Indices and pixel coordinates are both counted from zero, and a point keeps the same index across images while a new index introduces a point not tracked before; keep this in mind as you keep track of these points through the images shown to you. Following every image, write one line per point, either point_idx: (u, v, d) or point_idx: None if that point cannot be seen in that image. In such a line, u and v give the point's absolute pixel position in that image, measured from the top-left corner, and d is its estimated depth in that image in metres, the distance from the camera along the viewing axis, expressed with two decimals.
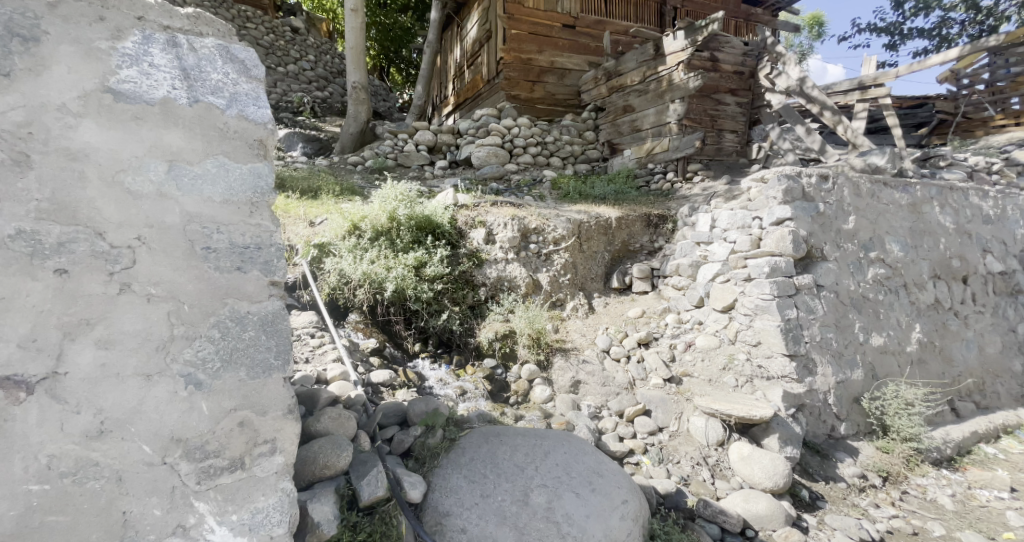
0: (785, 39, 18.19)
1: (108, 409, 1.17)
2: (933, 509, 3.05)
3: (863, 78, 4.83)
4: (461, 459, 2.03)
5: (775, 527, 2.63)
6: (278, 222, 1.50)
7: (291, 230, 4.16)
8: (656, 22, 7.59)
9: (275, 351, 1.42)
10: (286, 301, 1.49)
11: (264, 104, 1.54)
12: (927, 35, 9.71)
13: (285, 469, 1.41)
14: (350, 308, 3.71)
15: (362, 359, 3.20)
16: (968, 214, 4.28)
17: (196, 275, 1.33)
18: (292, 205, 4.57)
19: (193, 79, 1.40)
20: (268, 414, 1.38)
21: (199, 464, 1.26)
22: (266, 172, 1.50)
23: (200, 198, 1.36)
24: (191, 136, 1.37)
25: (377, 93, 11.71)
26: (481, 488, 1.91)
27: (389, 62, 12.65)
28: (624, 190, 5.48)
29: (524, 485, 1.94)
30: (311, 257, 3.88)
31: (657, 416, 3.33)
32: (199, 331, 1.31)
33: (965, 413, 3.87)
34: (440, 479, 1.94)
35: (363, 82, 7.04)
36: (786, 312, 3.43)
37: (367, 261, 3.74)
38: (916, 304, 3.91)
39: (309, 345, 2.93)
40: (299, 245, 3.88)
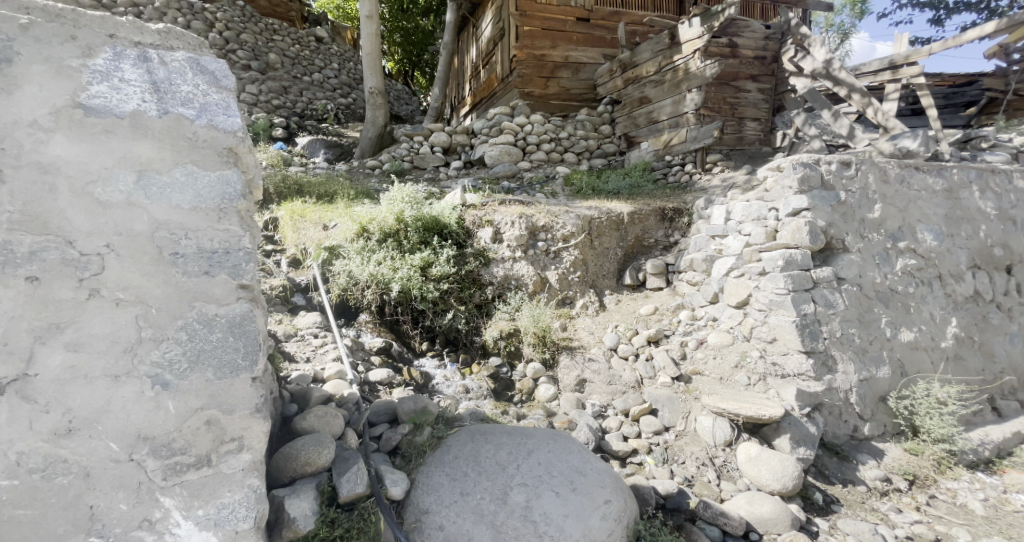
0: (825, 20, 17.24)
1: (76, 408, 1.25)
2: (961, 515, 2.89)
3: (894, 57, 4.56)
4: (445, 458, 2.04)
5: (780, 530, 2.58)
6: (247, 227, 1.52)
7: (303, 234, 4.36)
8: (674, 11, 7.40)
9: (242, 352, 1.45)
10: (255, 303, 1.51)
11: (234, 113, 1.57)
12: (974, 8, 8.99)
13: (253, 466, 1.42)
14: (361, 308, 3.87)
15: (363, 358, 3.28)
16: (1012, 198, 3.95)
17: (164, 279, 1.38)
18: (308, 209, 4.73)
19: (162, 92, 1.44)
20: (235, 412, 1.41)
21: (166, 461, 1.32)
22: (235, 179, 1.53)
23: (168, 205, 1.41)
24: (161, 147, 1.42)
25: (400, 97, 11.96)
26: (461, 486, 1.92)
27: (413, 67, 12.92)
28: (640, 184, 5.36)
29: (503, 484, 1.93)
30: (322, 259, 4.06)
31: (663, 415, 3.28)
32: (167, 334, 1.37)
33: (1008, 413, 3.59)
34: (423, 477, 1.96)
35: (380, 87, 7.19)
36: (803, 307, 3.28)
37: (375, 262, 3.86)
38: (952, 296, 3.63)
39: (311, 345, 3.05)
40: (311, 249, 4.09)
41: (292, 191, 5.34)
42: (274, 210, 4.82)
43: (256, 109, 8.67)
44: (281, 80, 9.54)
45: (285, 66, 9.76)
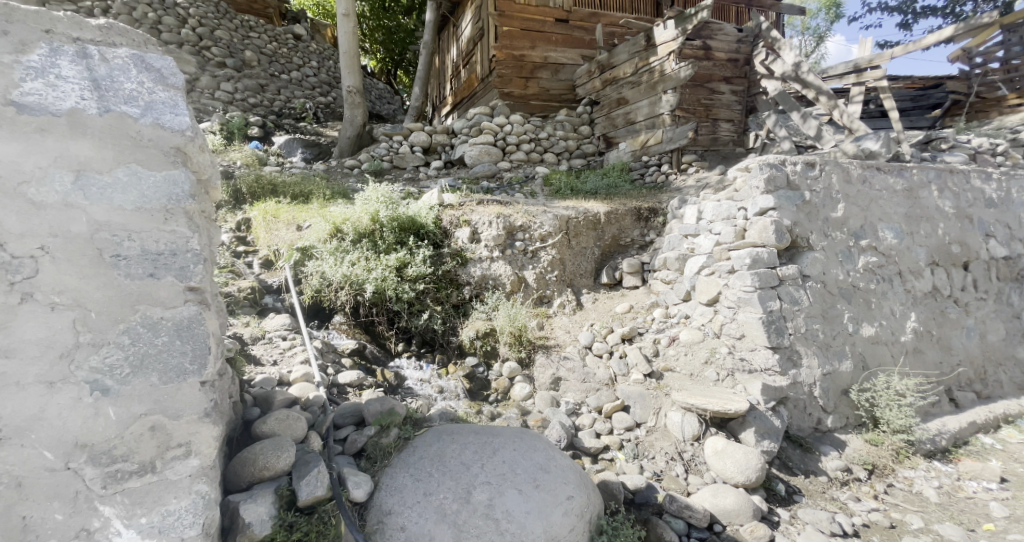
0: (801, 23, 17.53)
1: (7, 417, 1.27)
2: (916, 502, 3.04)
3: (858, 61, 4.70)
4: (410, 459, 2.09)
5: (742, 521, 2.71)
6: (195, 228, 1.56)
7: (276, 236, 4.44)
8: (652, 13, 7.51)
9: (190, 356, 1.49)
10: (204, 306, 1.55)
11: (183, 111, 1.62)
12: (940, 12, 9.27)
13: (201, 472, 1.47)
14: (335, 310, 3.96)
15: (334, 360, 3.31)
16: (969, 197, 4.10)
17: (104, 282, 1.41)
18: (281, 210, 4.80)
19: (104, 89, 1.47)
20: (182, 417, 1.45)
21: (105, 469, 1.35)
22: (182, 179, 1.57)
23: (109, 206, 1.44)
24: (101, 146, 1.45)
25: (382, 96, 11.91)
26: (425, 486, 1.96)
27: (395, 66, 12.90)
28: (617, 184, 5.43)
29: (467, 483, 1.99)
30: (294, 260, 4.12)
31: (635, 412, 3.36)
32: (107, 338, 1.40)
33: (964, 404, 3.73)
34: (387, 479, 2.01)
35: (358, 86, 7.16)
36: (769, 303, 3.37)
37: (348, 263, 3.91)
38: (912, 292, 3.77)
39: (279, 347, 3.12)
40: (283, 250, 4.17)
41: (266, 191, 5.33)
42: (247, 211, 4.93)
43: (232, 107, 8.57)
44: (258, 78, 9.44)
45: (262, 64, 9.66)
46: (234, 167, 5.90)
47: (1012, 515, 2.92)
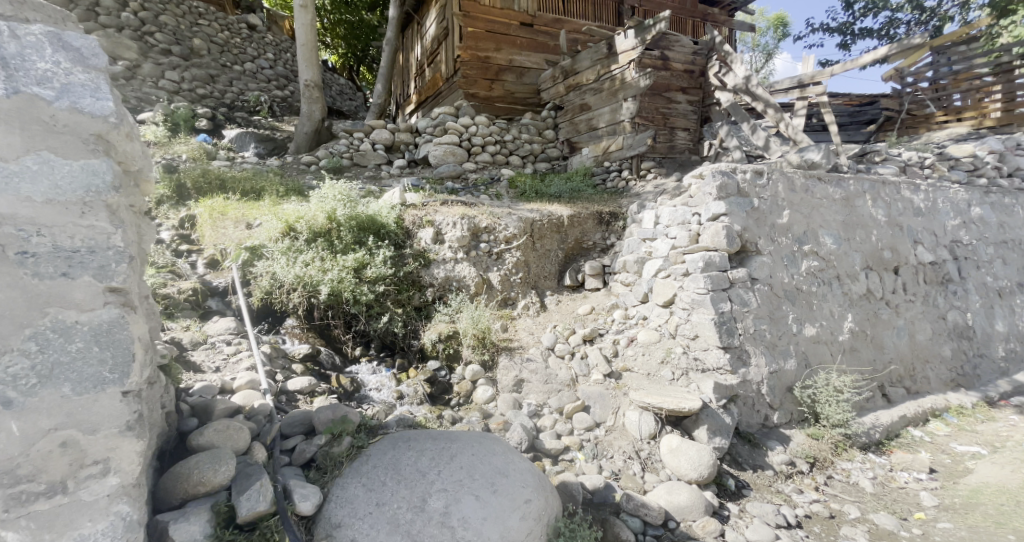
0: (751, 40, 18.30)
1: None
2: (853, 492, 3.28)
3: (802, 77, 4.95)
4: (364, 469, 2.28)
5: (694, 517, 2.88)
6: (116, 223, 1.55)
7: (224, 233, 4.60)
8: (613, 22, 7.72)
9: (110, 365, 1.47)
10: (125, 310, 1.54)
11: (104, 96, 1.58)
12: (877, 35, 9.91)
13: (120, 491, 1.46)
14: (287, 313, 4.13)
15: (282, 369, 3.47)
16: (900, 207, 4.44)
17: (6, 282, 1.36)
18: (229, 206, 4.94)
19: (12, 68, 1.42)
20: (99, 432, 1.44)
21: (7, 491, 1.30)
22: (103, 170, 1.55)
23: (16, 197, 1.39)
24: (8, 130, 1.40)
25: (343, 92, 11.71)
26: (378, 497, 2.15)
27: (359, 62, 12.72)
28: (580, 189, 5.53)
29: (423, 492, 2.18)
30: (243, 259, 4.28)
31: (595, 412, 3.50)
32: (10, 345, 1.34)
33: (895, 399, 4.01)
34: (337, 490, 2.19)
35: (316, 80, 6.99)
36: (720, 305, 3.54)
37: (301, 263, 4.07)
38: (848, 294, 4.03)
39: (223, 353, 3.44)
40: (231, 249, 4.31)
41: (214, 186, 5.34)
42: (192, 207, 4.98)
43: (178, 97, 8.21)
44: (209, 68, 9.09)
45: (211, 54, 9.26)
46: (177, 161, 5.74)
47: (938, 503, 3.19)
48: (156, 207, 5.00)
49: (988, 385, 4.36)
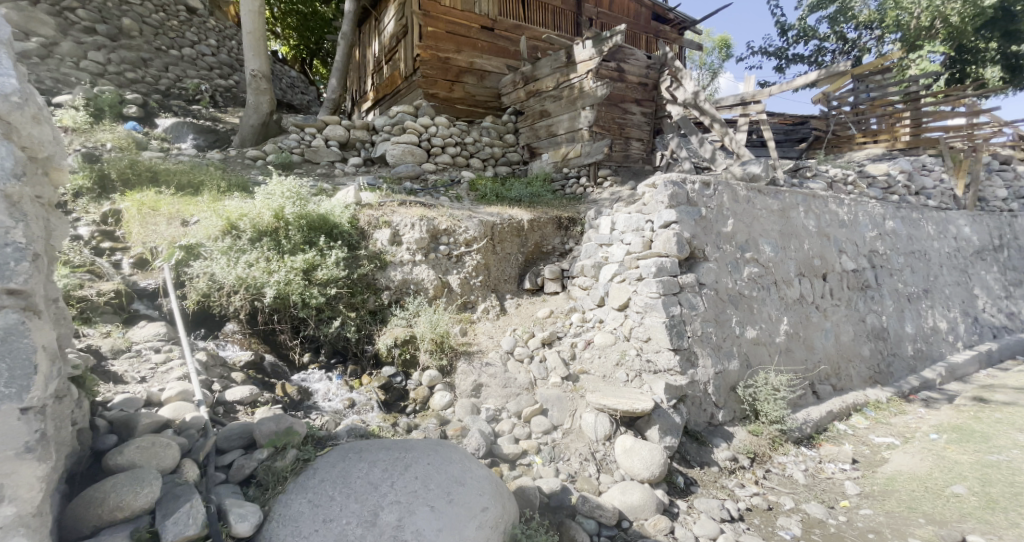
0: (698, 59, 19.34)
1: None
2: (788, 485, 3.53)
3: (744, 95, 5.27)
4: (309, 485, 2.47)
5: (646, 516, 3.01)
6: (14, 217, 1.51)
7: (157, 231, 4.27)
8: (572, 32, 7.95)
9: (7, 379, 1.42)
10: (23, 314, 1.50)
11: (7, 75, 1.58)
12: (807, 61, 10.76)
13: (16, 521, 1.41)
14: (226, 317, 4.01)
15: (221, 375, 3.47)
16: (827, 219, 4.84)
17: None
18: (162, 201, 4.59)
19: None
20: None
21: None
22: (3, 155, 1.52)
23: None
24: None
25: (293, 85, 11.22)
26: (325, 513, 2.34)
27: (311, 54, 12.31)
28: (540, 193, 5.62)
29: (374, 506, 2.38)
30: (177, 259, 4.04)
31: (552, 415, 3.57)
32: None
33: (823, 395, 4.36)
34: (280, 508, 2.37)
35: (264, 70, 6.66)
36: (671, 308, 3.71)
37: (244, 264, 3.90)
38: (784, 299, 4.35)
39: (149, 362, 3.29)
40: (163, 248, 4.04)
41: (145, 179, 4.96)
42: (118, 200, 4.61)
43: (103, 80, 7.54)
44: (140, 50, 8.42)
45: (144, 36, 8.58)
46: (101, 150, 5.27)
47: (860, 491, 3.51)
48: (73, 199, 4.60)
49: (900, 381, 4.82)
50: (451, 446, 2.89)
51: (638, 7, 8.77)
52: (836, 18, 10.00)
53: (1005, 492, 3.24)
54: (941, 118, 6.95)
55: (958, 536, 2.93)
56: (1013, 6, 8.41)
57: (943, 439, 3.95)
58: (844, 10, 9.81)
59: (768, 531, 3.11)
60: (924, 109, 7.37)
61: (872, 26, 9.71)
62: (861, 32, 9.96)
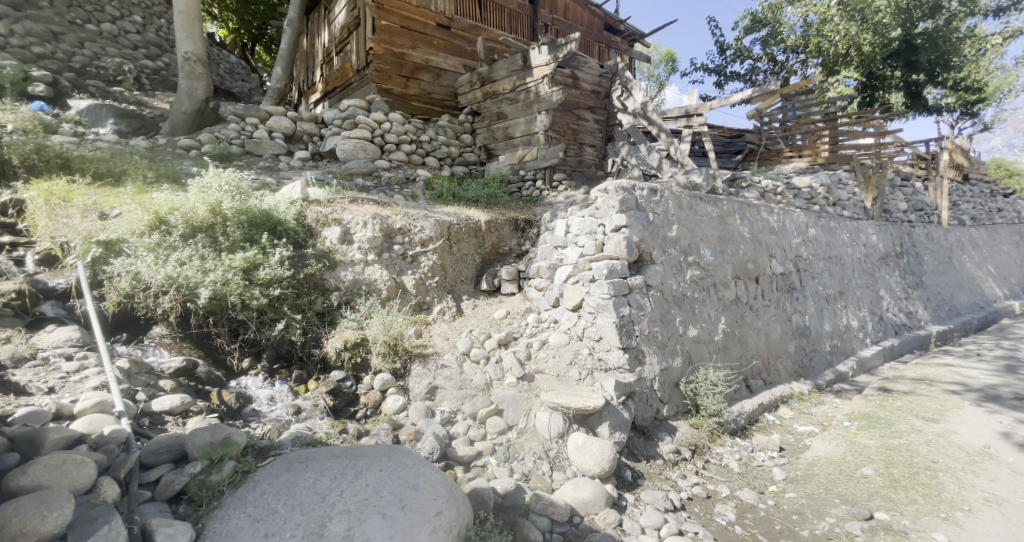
0: (645, 70, 20.12)
1: None
2: (725, 473, 3.80)
3: (688, 107, 5.51)
4: (250, 499, 2.40)
5: (597, 510, 3.13)
6: None
7: (72, 223, 3.83)
8: (528, 36, 8.06)
9: None
10: None
11: None
12: (744, 78, 11.52)
13: None
14: (154, 321, 3.71)
15: (147, 384, 3.23)
16: (760, 226, 5.24)
17: None
18: (76, 191, 4.15)
19: None
20: None
21: None
22: None
23: None
24: None
25: (232, 71, 10.54)
26: (267, 528, 2.27)
27: (252, 40, 11.63)
28: (497, 195, 5.64)
29: (322, 517, 2.34)
30: (92, 256, 3.65)
31: (507, 415, 3.62)
32: None
33: (756, 388, 4.72)
34: (218, 524, 2.29)
35: (198, 53, 6.21)
36: (621, 309, 3.87)
37: (174, 262, 3.62)
38: (722, 299, 4.65)
39: (62, 371, 2.99)
40: (76, 243, 3.63)
41: (55, 165, 4.47)
42: (23, 189, 4.13)
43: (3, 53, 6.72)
44: (51, 23, 7.61)
45: (55, 7, 7.74)
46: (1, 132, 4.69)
47: (786, 476, 3.83)
48: None
49: (820, 375, 5.30)
50: (404, 452, 2.86)
51: (591, 17, 9.07)
52: (767, 40, 10.83)
53: (905, 471, 3.65)
54: (855, 137, 7.65)
55: (867, 513, 3.27)
56: (915, 40, 9.35)
57: (855, 426, 4.39)
58: (775, 34, 10.55)
59: (707, 518, 3.32)
60: (840, 127, 7.92)
61: (798, 51, 10.48)
62: (789, 55, 10.76)
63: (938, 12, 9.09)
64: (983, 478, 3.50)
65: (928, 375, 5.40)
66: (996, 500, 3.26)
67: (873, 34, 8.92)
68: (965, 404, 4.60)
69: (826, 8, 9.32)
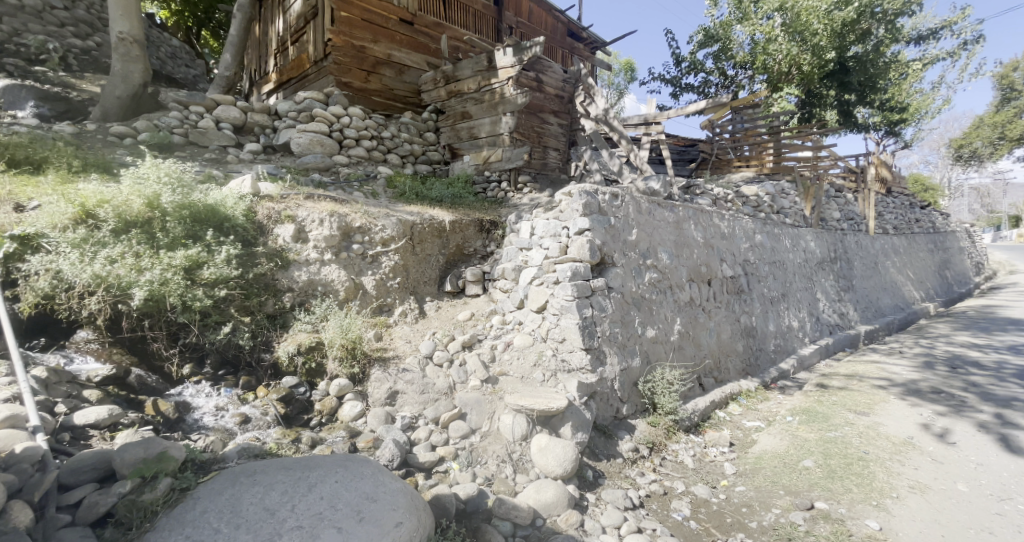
0: (605, 78, 20.69)
1: None
2: (680, 470, 3.92)
3: (648, 116, 5.74)
4: (191, 517, 2.24)
5: (559, 512, 3.13)
6: None
7: None
8: (492, 37, 8.06)
9: None
10: None
11: None
12: (698, 90, 12.07)
13: None
14: (78, 324, 3.37)
15: (69, 396, 2.93)
16: (712, 231, 5.49)
17: None
18: None
19: None
20: None
21: None
22: None
23: None
24: None
25: (174, 56, 9.87)
26: None
27: (198, 25, 10.95)
28: (461, 195, 5.59)
29: (271, 533, 2.20)
30: (8, 252, 3.25)
31: (470, 418, 3.56)
32: None
33: (708, 386, 4.92)
34: None
35: (135, 34, 5.75)
36: (584, 311, 3.92)
37: (104, 259, 3.30)
38: (678, 301, 4.82)
39: None
40: None
41: None
42: None
43: None
44: None
45: None
46: None
47: (735, 470, 4.02)
48: None
49: (765, 372, 5.61)
50: (362, 461, 2.76)
51: (555, 22, 9.26)
52: (719, 55, 11.42)
53: (841, 462, 3.91)
54: (795, 150, 8.18)
55: (808, 503, 3.48)
56: (847, 62, 10.16)
57: (796, 421, 4.67)
58: (725, 49, 11.17)
59: (664, 514, 3.41)
60: (783, 141, 8.46)
61: (746, 67, 11.11)
62: (738, 71, 11.40)
63: (867, 37, 9.89)
64: (907, 467, 3.81)
65: (858, 371, 5.84)
66: (920, 487, 3.55)
67: (811, 55, 9.53)
68: (891, 398, 5.00)
69: (770, 27, 9.97)
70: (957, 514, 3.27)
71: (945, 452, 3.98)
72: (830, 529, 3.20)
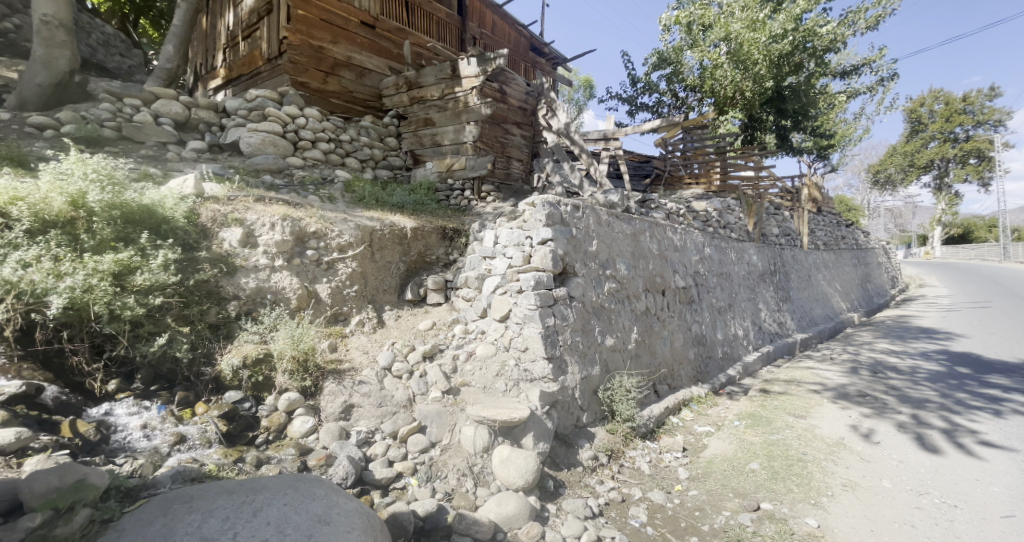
0: (563, 94, 21.23)
1: None
2: (637, 476, 3.99)
3: (607, 131, 5.96)
4: None
5: (520, 525, 3.07)
6: None
7: None
8: (455, 46, 8.08)
9: None
10: None
11: None
12: (652, 109, 12.67)
13: None
14: None
15: None
16: (666, 243, 5.72)
17: None
18: None
19: None
20: None
21: None
22: None
23: None
24: None
25: (107, 43, 9.12)
26: None
27: (136, 13, 10.24)
28: (423, 202, 5.51)
29: None
30: None
31: (431, 431, 3.45)
32: None
33: (662, 393, 5.08)
34: None
35: (60, 18, 5.26)
36: (547, 319, 3.93)
37: (16, 263, 2.93)
38: (635, 310, 4.95)
39: None
40: None
41: None
42: None
43: None
44: None
45: None
46: None
47: (689, 474, 4.13)
48: None
49: (713, 379, 5.86)
50: (314, 480, 2.59)
51: (517, 36, 9.46)
52: (671, 77, 12.06)
53: (783, 463, 4.12)
54: (739, 170, 8.74)
55: (755, 504, 3.63)
56: (784, 91, 10.91)
57: (742, 425, 4.89)
58: (677, 72, 11.82)
59: (622, 521, 3.44)
60: (728, 161, 9.01)
61: (695, 90, 11.82)
62: (688, 93, 12.09)
63: (800, 69, 10.57)
64: (841, 466, 4.08)
65: (796, 377, 6.23)
66: (851, 485, 3.81)
67: (753, 83, 10.23)
68: (824, 402, 5.36)
69: (717, 55, 10.67)
70: (883, 509, 3.52)
71: (872, 451, 4.30)
72: (774, 528, 3.35)
